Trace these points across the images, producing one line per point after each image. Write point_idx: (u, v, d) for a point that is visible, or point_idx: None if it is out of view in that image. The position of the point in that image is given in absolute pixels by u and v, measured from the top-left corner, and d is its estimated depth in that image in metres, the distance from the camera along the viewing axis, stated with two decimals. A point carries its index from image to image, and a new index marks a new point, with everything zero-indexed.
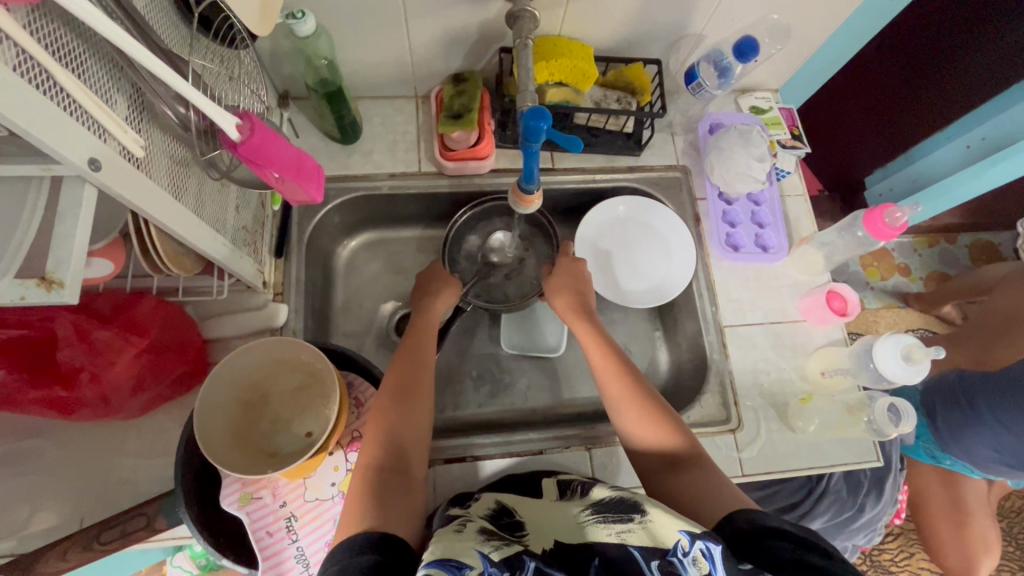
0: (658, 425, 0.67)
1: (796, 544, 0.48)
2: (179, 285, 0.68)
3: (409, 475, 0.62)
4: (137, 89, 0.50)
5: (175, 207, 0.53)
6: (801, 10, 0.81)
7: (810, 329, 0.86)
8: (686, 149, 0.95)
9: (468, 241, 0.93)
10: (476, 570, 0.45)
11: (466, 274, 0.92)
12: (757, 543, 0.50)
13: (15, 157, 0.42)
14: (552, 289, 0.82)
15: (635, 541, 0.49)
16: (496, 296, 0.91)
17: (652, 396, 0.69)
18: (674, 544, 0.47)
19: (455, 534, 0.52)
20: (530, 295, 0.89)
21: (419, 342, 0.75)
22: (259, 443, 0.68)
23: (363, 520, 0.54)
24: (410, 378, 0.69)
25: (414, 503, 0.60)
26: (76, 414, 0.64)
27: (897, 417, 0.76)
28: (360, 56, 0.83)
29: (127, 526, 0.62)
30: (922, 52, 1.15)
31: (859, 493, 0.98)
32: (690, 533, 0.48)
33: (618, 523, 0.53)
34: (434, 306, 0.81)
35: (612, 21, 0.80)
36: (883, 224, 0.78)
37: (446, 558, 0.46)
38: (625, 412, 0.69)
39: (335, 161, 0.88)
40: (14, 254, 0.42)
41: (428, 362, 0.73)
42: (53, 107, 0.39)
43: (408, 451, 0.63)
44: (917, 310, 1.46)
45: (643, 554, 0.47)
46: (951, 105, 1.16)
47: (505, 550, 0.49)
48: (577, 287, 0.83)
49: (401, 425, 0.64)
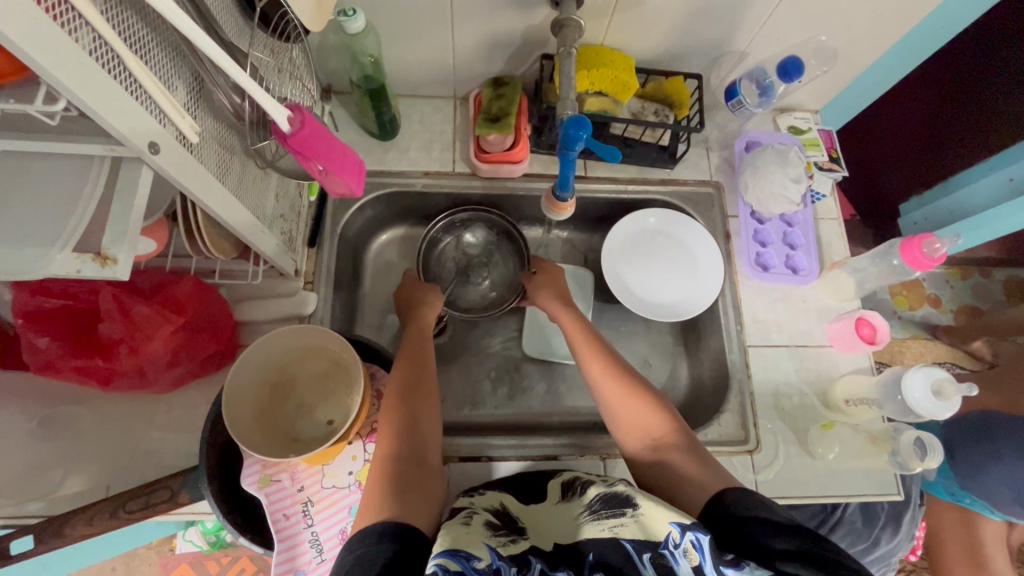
0: (660, 423, 0.65)
1: (774, 529, 0.49)
2: (216, 267, 0.71)
3: (426, 466, 0.63)
4: (197, 76, 0.51)
5: (220, 191, 0.54)
6: (850, 33, 0.80)
7: (835, 355, 0.85)
8: (720, 165, 0.94)
9: (441, 248, 0.94)
10: (485, 561, 0.45)
11: (448, 277, 0.94)
12: (741, 530, 0.50)
13: (81, 136, 0.44)
14: (542, 288, 0.85)
15: (626, 534, 0.50)
16: (472, 304, 0.94)
17: (651, 392, 0.68)
18: (665, 538, 0.48)
19: (462, 526, 0.52)
20: (514, 300, 0.90)
21: (422, 344, 0.76)
22: (283, 426, 0.69)
23: (383, 510, 0.55)
24: (419, 374, 0.71)
25: (431, 494, 0.60)
26: (113, 384, 0.67)
27: (924, 451, 0.72)
28: (403, 54, 0.84)
29: (152, 498, 0.64)
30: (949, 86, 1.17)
31: (875, 525, 0.97)
32: (681, 524, 0.48)
33: (610, 518, 0.53)
34: (428, 312, 0.82)
35: (656, 34, 0.80)
36: (920, 254, 0.76)
37: (456, 548, 0.46)
38: (620, 414, 0.67)
39: (372, 157, 0.89)
40: (73, 230, 0.44)
41: (431, 362, 0.74)
42: (121, 90, 0.40)
43: (423, 442, 0.65)
44: (945, 344, 1.43)
45: (635, 547, 0.48)
46: (988, 133, 1.15)
47: (512, 547, 0.50)
48: (564, 286, 0.86)
49: (415, 420, 0.66)
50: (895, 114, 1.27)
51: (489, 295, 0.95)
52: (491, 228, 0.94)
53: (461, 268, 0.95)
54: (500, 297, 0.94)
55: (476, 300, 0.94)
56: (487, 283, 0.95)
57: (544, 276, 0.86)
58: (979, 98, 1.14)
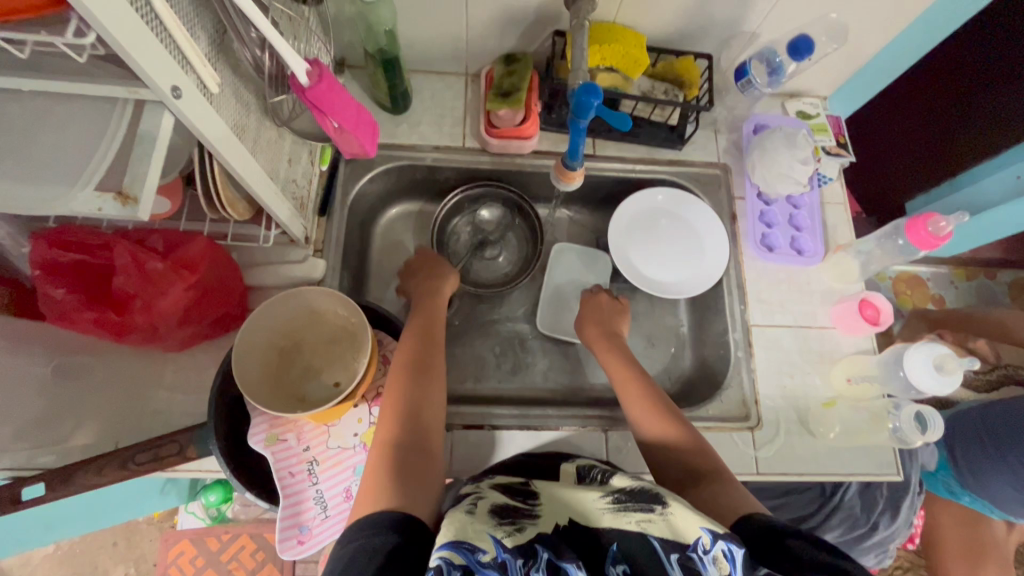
0: (661, 420, 0.70)
1: (812, 543, 0.48)
2: (229, 231, 0.71)
3: (427, 453, 0.63)
4: (219, 27, 0.52)
5: (235, 145, 0.55)
6: (862, 12, 0.80)
7: (838, 337, 0.85)
8: (728, 147, 0.95)
9: (454, 223, 0.96)
10: (489, 554, 0.46)
11: (461, 253, 0.97)
12: (776, 542, 0.50)
13: (105, 79, 0.44)
14: (589, 322, 0.86)
15: (655, 532, 0.50)
16: (483, 281, 0.96)
17: (659, 397, 0.73)
18: (695, 540, 0.48)
19: (466, 515, 0.52)
20: (529, 272, 0.93)
21: (432, 321, 0.78)
22: (291, 387, 0.72)
23: (385, 498, 0.55)
24: (427, 355, 0.72)
25: (432, 477, 0.61)
26: (125, 338, 0.68)
27: (923, 425, 0.73)
28: (417, 28, 0.85)
29: (161, 451, 0.65)
30: (952, 83, 1.18)
31: (873, 512, 0.97)
32: (712, 531, 0.49)
33: (638, 512, 0.54)
34: (444, 285, 0.84)
35: (668, 12, 0.81)
36: (926, 233, 0.76)
37: (460, 539, 0.47)
38: (636, 414, 0.73)
39: (384, 130, 0.90)
40: (95, 170, 0.45)
41: (440, 339, 0.76)
42: (149, 32, 0.41)
43: (425, 428, 0.65)
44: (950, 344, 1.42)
45: (663, 546, 0.49)
46: (983, 133, 1.16)
47: (518, 537, 0.50)
48: (614, 322, 0.86)
49: (424, 402, 0.67)
50: (900, 107, 1.30)
51: (504, 270, 0.97)
52: (509, 207, 0.95)
53: (473, 244, 0.97)
54: (512, 275, 0.96)
55: (487, 277, 0.96)
56: (500, 258, 0.97)
57: (594, 312, 0.87)
58: (978, 96, 1.15)
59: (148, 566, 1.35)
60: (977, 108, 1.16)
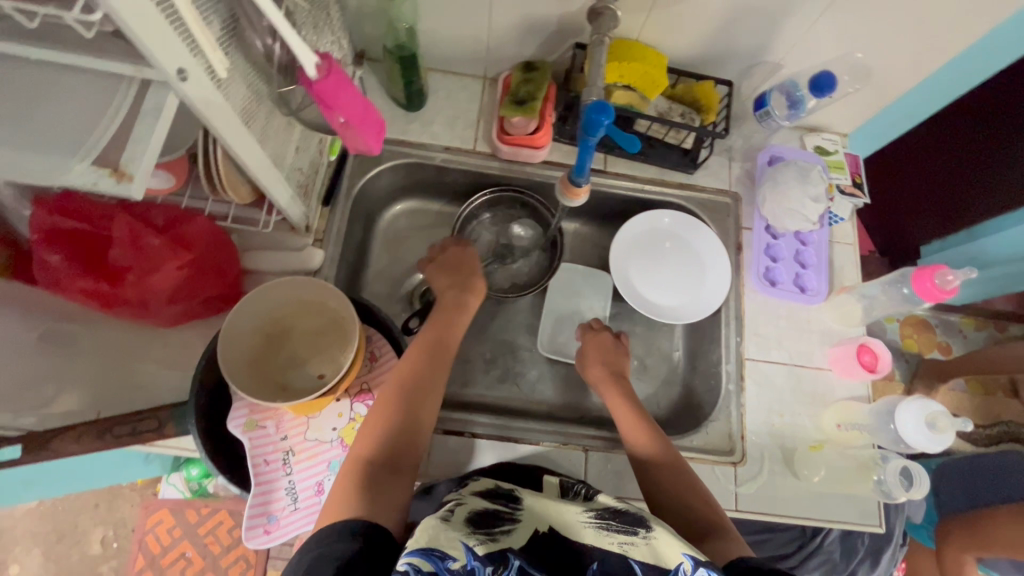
0: (658, 444, 0.72)
1: None
2: (230, 211, 0.73)
3: (407, 466, 0.62)
4: (234, 16, 0.53)
5: (241, 130, 0.55)
6: (889, 52, 0.79)
7: (833, 379, 0.84)
8: (741, 176, 0.93)
9: (476, 223, 0.96)
10: (459, 562, 0.44)
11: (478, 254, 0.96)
12: None
13: (113, 55, 0.44)
14: (591, 361, 0.84)
15: (636, 555, 0.49)
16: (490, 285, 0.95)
17: (649, 422, 0.74)
18: (677, 565, 0.47)
19: (441, 520, 0.50)
20: (540, 285, 0.92)
21: (444, 330, 0.76)
22: (275, 373, 0.70)
23: (347, 510, 0.55)
24: (428, 366, 0.70)
25: (403, 492, 0.60)
26: (115, 309, 0.69)
27: (910, 482, 0.75)
28: (439, 27, 0.84)
29: (138, 426, 0.65)
30: (968, 137, 1.13)
31: (853, 559, 0.96)
32: (694, 558, 0.48)
33: (622, 533, 0.53)
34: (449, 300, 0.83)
35: (691, 34, 0.80)
36: (931, 284, 0.74)
37: (431, 547, 0.45)
38: (634, 436, 0.74)
39: (396, 126, 0.90)
40: (94, 144, 0.45)
41: (449, 351, 0.74)
42: (159, 16, 0.41)
43: (411, 439, 0.64)
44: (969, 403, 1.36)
45: (645, 569, 0.47)
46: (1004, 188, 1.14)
47: (495, 543, 0.49)
48: (619, 362, 0.84)
49: (411, 414, 0.66)
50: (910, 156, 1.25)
51: (513, 279, 0.96)
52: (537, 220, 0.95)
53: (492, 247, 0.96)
54: (521, 286, 0.95)
55: (495, 282, 0.95)
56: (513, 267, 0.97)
57: (596, 343, 0.85)
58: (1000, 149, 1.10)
59: (126, 531, 1.35)
60: (999, 161, 1.12)
